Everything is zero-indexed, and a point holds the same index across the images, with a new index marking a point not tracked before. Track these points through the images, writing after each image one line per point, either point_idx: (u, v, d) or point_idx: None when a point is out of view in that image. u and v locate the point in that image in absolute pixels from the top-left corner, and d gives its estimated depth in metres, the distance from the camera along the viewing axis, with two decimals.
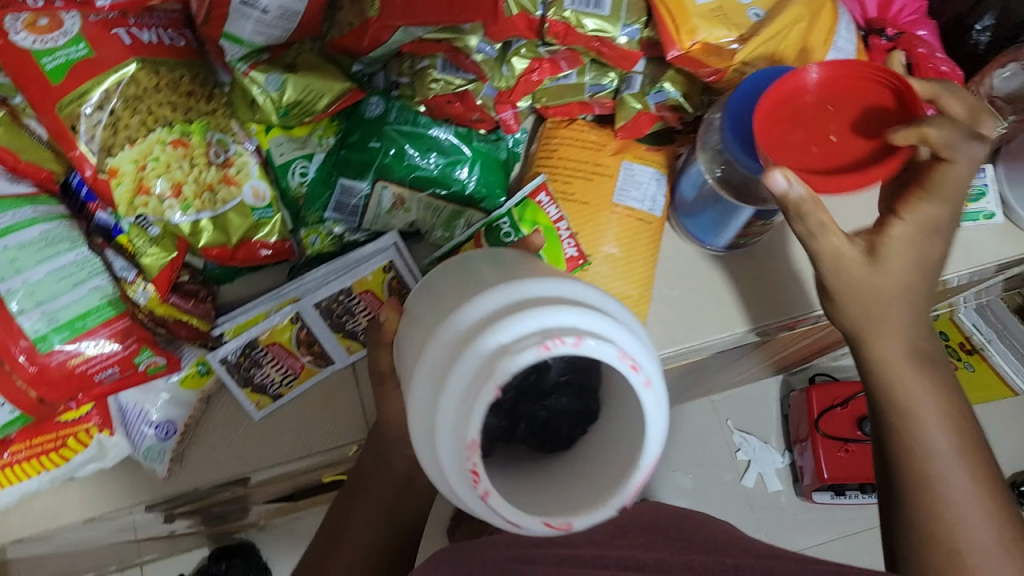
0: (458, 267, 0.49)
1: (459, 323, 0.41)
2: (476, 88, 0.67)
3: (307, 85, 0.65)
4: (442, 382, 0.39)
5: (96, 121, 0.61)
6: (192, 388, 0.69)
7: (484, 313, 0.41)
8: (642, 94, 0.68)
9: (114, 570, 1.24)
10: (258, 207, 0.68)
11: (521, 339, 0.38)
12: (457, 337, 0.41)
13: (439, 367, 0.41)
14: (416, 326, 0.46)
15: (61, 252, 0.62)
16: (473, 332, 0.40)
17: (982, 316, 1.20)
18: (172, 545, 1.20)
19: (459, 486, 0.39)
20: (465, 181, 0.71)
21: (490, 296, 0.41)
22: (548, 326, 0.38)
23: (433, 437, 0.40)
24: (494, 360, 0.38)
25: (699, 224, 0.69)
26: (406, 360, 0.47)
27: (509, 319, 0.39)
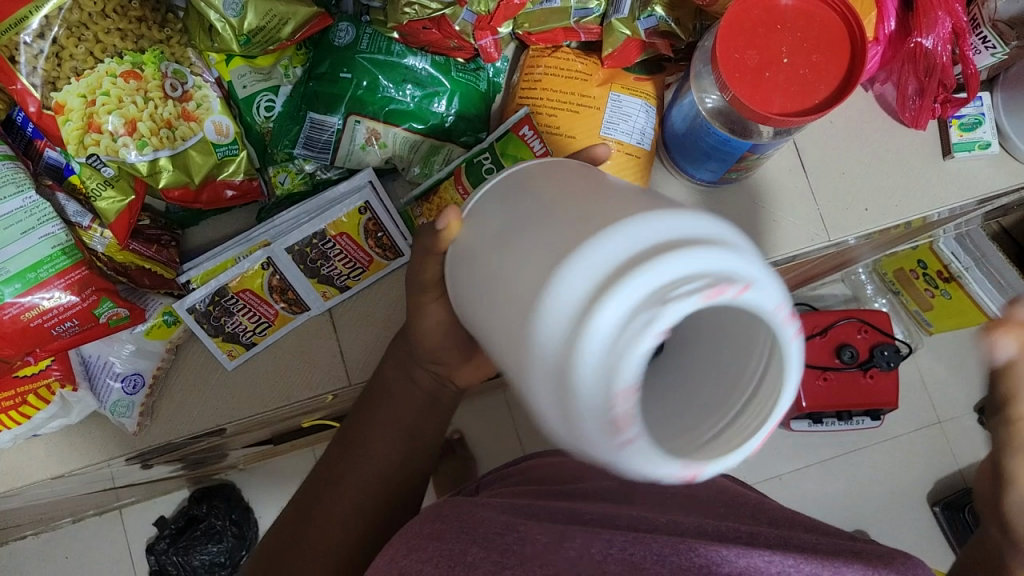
0: (534, 188, 0.42)
1: (594, 250, 0.32)
2: (453, 13, 0.62)
3: (269, 10, 0.60)
4: (578, 315, 0.31)
5: (37, 51, 0.55)
6: (159, 339, 0.66)
7: (622, 241, 0.32)
8: (631, 19, 0.62)
9: (91, 514, 1.22)
10: (222, 143, 0.64)
11: (679, 283, 0.30)
12: (591, 262, 0.32)
13: (571, 300, 0.31)
14: (516, 251, 0.37)
15: (7, 197, 0.56)
16: (617, 264, 0.31)
17: (961, 244, 1.03)
18: (150, 489, 1.18)
19: (592, 435, 0.31)
20: (443, 114, 0.67)
21: (628, 225, 0.32)
22: (713, 268, 0.30)
23: (559, 379, 0.31)
24: (653, 300, 0.29)
25: (689, 158, 0.65)
26: (496, 281, 0.38)
27: (663, 255, 0.30)
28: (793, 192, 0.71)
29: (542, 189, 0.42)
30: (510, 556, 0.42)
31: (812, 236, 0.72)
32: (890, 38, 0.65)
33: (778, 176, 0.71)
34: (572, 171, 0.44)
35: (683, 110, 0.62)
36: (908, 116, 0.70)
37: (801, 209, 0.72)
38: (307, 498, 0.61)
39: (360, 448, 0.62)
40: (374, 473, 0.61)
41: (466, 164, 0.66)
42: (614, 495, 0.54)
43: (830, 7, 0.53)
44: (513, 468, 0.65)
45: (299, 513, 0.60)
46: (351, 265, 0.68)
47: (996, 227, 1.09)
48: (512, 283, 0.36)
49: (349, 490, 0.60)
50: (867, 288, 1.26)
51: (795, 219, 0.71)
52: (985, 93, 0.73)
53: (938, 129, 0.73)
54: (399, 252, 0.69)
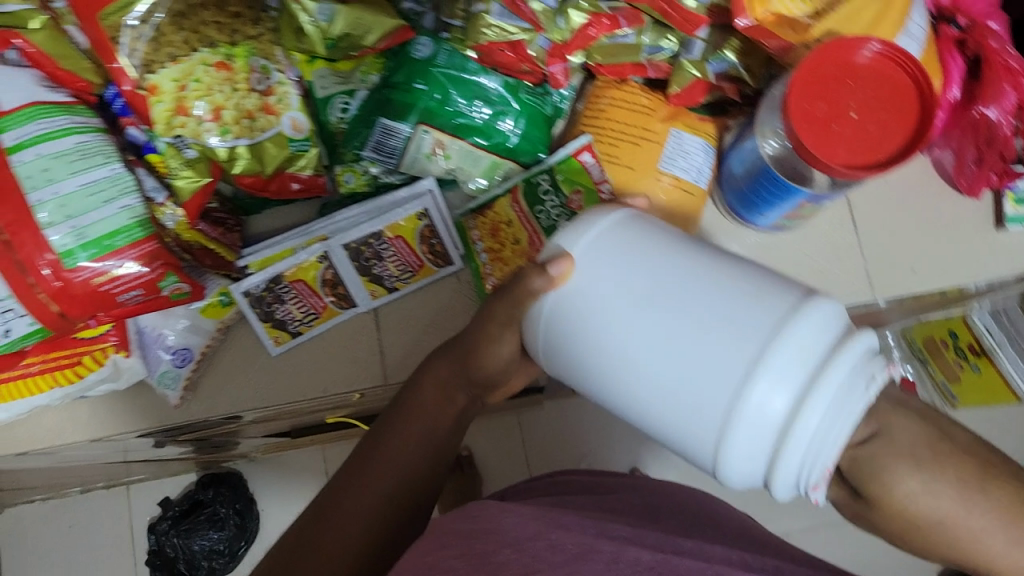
0: (667, 252, 0.49)
1: (800, 337, 0.42)
2: (530, 39, 0.65)
3: (357, 19, 0.64)
4: (809, 383, 0.41)
5: (139, 35, 0.60)
6: (213, 317, 0.68)
7: (820, 328, 0.42)
8: (702, 61, 0.65)
9: (100, 486, 1.24)
10: (295, 138, 0.66)
11: (866, 364, 0.41)
12: (805, 347, 0.41)
13: (800, 373, 0.41)
14: (697, 320, 0.45)
15: (95, 166, 0.60)
16: (830, 351, 0.41)
17: (997, 319, 1.01)
18: (162, 467, 1.20)
19: (804, 480, 0.41)
20: (508, 132, 0.69)
21: (817, 311, 0.43)
22: (874, 342, 0.43)
23: (788, 441, 0.41)
24: (859, 376, 0.41)
25: (744, 201, 0.66)
26: (670, 343, 0.45)
27: (852, 341, 0.41)
28: (839, 247, 0.73)
29: (671, 257, 0.49)
30: (541, 561, 0.43)
31: (856, 292, 0.73)
32: (953, 105, 0.67)
33: (828, 229, 0.73)
34: (646, 226, 0.51)
35: (744, 154, 0.64)
36: (964, 184, 0.71)
37: (848, 264, 0.73)
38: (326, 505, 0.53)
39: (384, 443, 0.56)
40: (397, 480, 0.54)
41: (524, 183, 0.69)
42: (642, 520, 0.55)
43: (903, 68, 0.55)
44: (539, 483, 0.66)
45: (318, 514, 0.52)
46: (402, 268, 0.70)
47: None
48: (705, 350, 0.44)
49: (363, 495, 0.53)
50: (896, 353, 1.26)
51: (841, 273, 0.73)
52: None
53: (991, 200, 0.74)
54: (449, 261, 0.71)
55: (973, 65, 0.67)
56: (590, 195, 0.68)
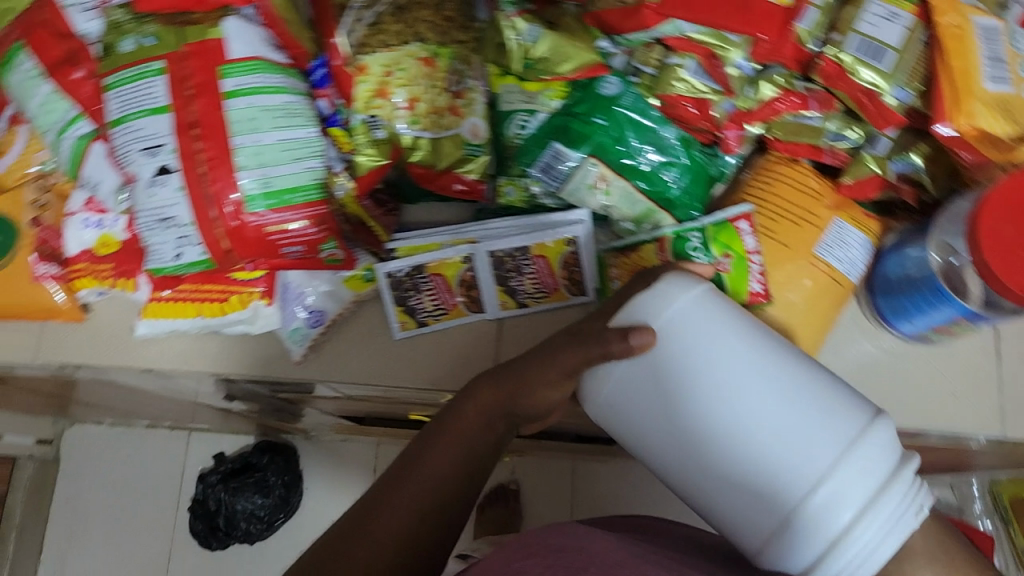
0: (738, 341, 0.51)
1: (863, 456, 0.47)
2: (717, 99, 0.66)
3: (559, 46, 0.66)
4: (866, 502, 0.46)
5: (359, 18, 0.66)
6: (353, 289, 0.72)
7: (881, 451, 0.47)
8: (885, 159, 0.66)
9: (165, 426, 1.29)
10: (471, 143, 0.70)
11: (909, 489, 0.48)
12: (867, 468, 0.46)
13: (861, 488, 0.46)
14: (764, 419, 0.48)
15: (296, 126, 0.65)
16: (886, 473, 0.47)
17: None
18: (226, 423, 1.24)
19: None
20: (669, 183, 0.71)
21: (879, 433, 0.48)
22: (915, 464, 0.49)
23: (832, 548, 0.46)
24: (904, 500, 0.47)
25: (894, 304, 0.67)
26: (734, 435, 0.49)
27: (903, 469, 0.48)
28: (974, 376, 0.72)
29: (745, 346, 0.51)
30: None
31: (982, 424, 0.71)
32: None
33: (965, 351, 0.72)
34: (720, 310, 0.53)
35: (905, 261, 0.65)
36: None
37: (977, 391, 0.71)
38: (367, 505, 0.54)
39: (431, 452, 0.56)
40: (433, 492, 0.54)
41: (675, 235, 0.70)
42: None
43: None
44: (620, 524, 0.67)
45: (357, 516, 0.53)
46: (538, 287, 0.72)
47: None
48: (774, 448, 0.48)
49: (401, 499, 0.53)
50: (975, 503, 1.19)
51: (967, 396, 0.72)
52: None
53: None
54: (582, 291, 0.73)
55: None
56: (740, 264, 0.68)
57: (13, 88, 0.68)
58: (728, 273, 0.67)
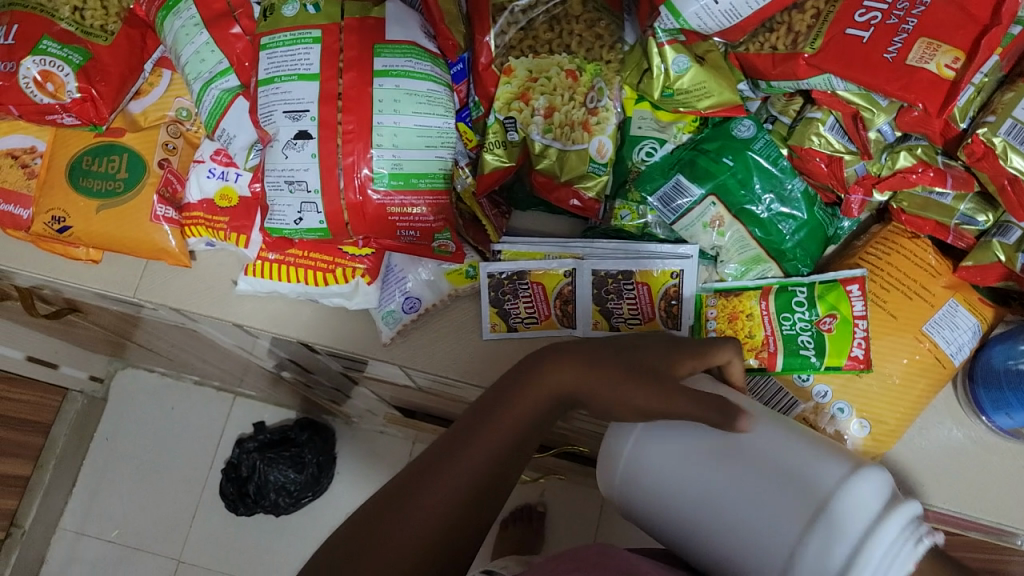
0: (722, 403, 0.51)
1: (841, 496, 0.44)
2: (851, 160, 0.67)
3: (702, 81, 0.66)
4: (855, 546, 0.41)
5: (514, 21, 0.67)
6: (453, 283, 0.72)
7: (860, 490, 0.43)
8: (1014, 249, 0.63)
9: (215, 385, 1.31)
10: (596, 161, 0.69)
11: (899, 536, 0.42)
12: (851, 511, 0.43)
13: (850, 529, 0.42)
14: (735, 479, 0.47)
15: (434, 115, 0.66)
16: (878, 519, 0.42)
17: None
18: (275, 393, 1.25)
19: None
20: (784, 235, 0.70)
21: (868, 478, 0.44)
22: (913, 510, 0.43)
23: None
24: (887, 537, 0.41)
25: (995, 396, 0.66)
26: (714, 498, 0.48)
27: (888, 513, 0.42)
28: None
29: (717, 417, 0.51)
30: None
31: None
32: None
33: None
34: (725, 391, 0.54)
35: (1015, 353, 0.64)
36: None
37: None
38: (413, 476, 0.50)
39: (484, 420, 0.51)
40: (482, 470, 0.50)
41: (780, 287, 0.70)
42: None
43: None
44: None
45: (402, 489, 0.49)
46: (635, 314, 0.72)
47: None
48: (761, 509, 0.46)
49: (451, 475, 0.49)
50: None
51: None
52: None
53: None
54: (678, 327, 0.71)
55: None
56: (845, 327, 0.67)
57: (167, 32, 0.70)
58: (830, 333, 0.67)
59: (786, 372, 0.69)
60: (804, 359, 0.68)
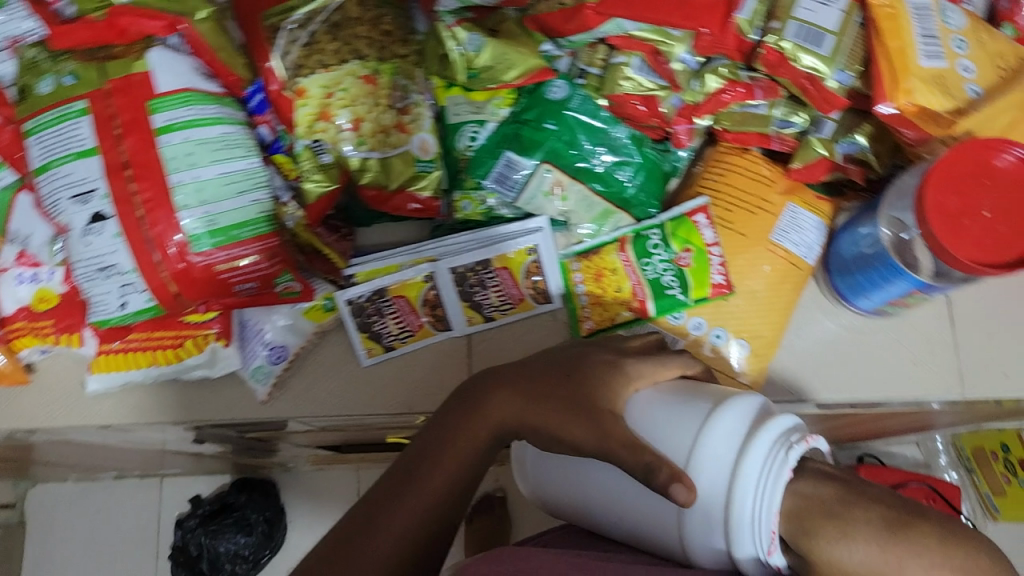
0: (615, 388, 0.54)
1: (710, 438, 0.46)
2: (664, 95, 0.67)
3: (502, 53, 0.65)
4: (733, 478, 0.44)
5: (294, 39, 0.64)
6: (313, 320, 0.69)
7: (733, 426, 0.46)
8: (831, 142, 0.66)
9: (135, 475, 1.24)
10: (421, 159, 0.68)
11: (771, 452, 0.44)
12: (722, 447, 0.45)
13: (723, 467, 0.45)
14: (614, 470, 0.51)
15: (235, 157, 0.62)
16: (749, 445, 0.45)
17: None
18: (198, 465, 1.19)
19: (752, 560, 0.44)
20: (624, 183, 0.71)
21: (730, 411, 0.47)
22: (784, 422, 0.46)
23: (725, 528, 0.44)
24: (759, 458, 0.44)
25: (853, 282, 0.68)
26: (596, 492, 0.52)
27: (757, 436, 0.45)
28: (936, 343, 0.73)
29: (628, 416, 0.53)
30: None
31: (946, 388, 0.72)
32: None
33: (927, 320, 0.73)
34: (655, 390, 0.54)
35: (857, 238, 0.66)
36: None
37: (942, 358, 0.72)
38: (374, 507, 0.53)
39: (433, 458, 0.54)
40: (435, 502, 0.53)
41: (634, 235, 0.70)
42: None
43: None
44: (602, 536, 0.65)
45: (363, 521, 0.52)
46: (503, 299, 0.71)
47: None
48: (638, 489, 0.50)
49: (413, 504, 0.53)
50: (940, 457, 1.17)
51: (935, 364, 0.72)
52: None
53: None
54: (548, 299, 0.71)
55: None
56: (701, 256, 0.68)
57: None
58: (692, 265, 0.68)
59: (660, 315, 0.69)
60: (674, 298, 0.69)
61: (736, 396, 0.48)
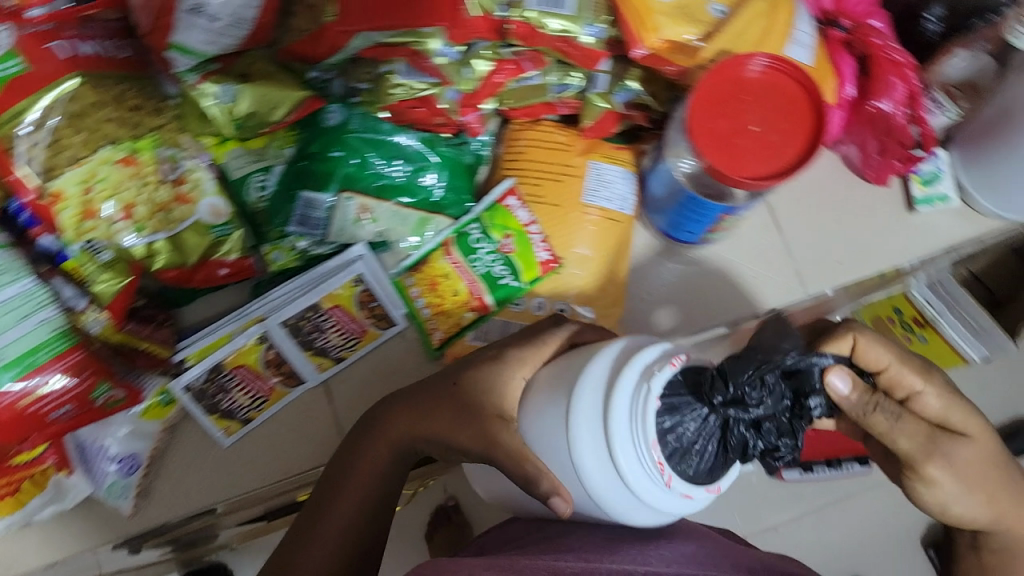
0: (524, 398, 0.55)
1: (582, 407, 0.46)
2: (439, 92, 0.66)
3: (262, 95, 0.63)
4: (608, 435, 0.44)
5: (35, 141, 0.59)
6: (156, 418, 0.66)
7: (596, 387, 0.46)
8: (608, 94, 0.67)
9: None
10: (216, 224, 0.65)
11: (633, 395, 0.44)
12: (592, 412, 0.46)
13: (599, 429, 0.45)
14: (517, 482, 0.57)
15: (3, 285, 0.57)
16: (613, 398, 0.45)
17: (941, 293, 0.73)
18: None
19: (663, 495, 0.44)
20: (430, 187, 0.69)
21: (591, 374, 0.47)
22: (642, 359, 0.46)
23: (625, 482, 0.44)
24: (625, 406, 0.44)
25: (669, 219, 0.69)
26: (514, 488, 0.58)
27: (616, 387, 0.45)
28: (768, 251, 0.75)
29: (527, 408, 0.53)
30: None
31: (787, 291, 0.74)
32: (850, 103, 0.71)
33: (752, 234, 0.75)
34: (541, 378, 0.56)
35: (659, 177, 0.67)
36: (872, 174, 0.75)
37: (777, 263, 0.75)
38: (287, 551, 0.55)
39: (342, 483, 0.57)
40: (348, 525, 0.55)
41: (456, 235, 0.69)
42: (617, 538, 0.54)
43: (789, 76, 0.56)
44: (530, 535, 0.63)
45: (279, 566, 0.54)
46: (345, 336, 0.69)
47: None
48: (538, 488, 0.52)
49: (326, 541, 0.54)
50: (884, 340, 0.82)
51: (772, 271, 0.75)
52: (942, 148, 0.75)
53: (900, 186, 0.77)
54: (392, 321, 0.70)
55: (862, 63, 0.70)
56: (522, 238, 0.68)
57: None
58: (516, 249, 0.67)
59: (502, 306, 0.69)
60: (508, 286, 0.68)
61: (601, 356, 0.48)
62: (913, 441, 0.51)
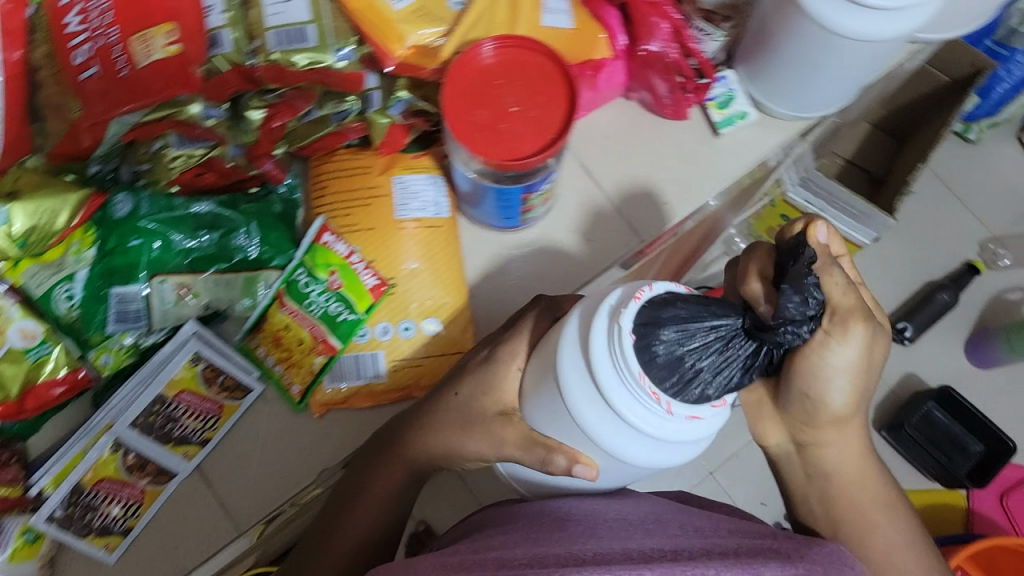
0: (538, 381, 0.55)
1: (568, 364, 0.43)
2: (219, 153, 0.66)
3: (36, 207, 0.61)
4: (601, 384, 0.40)
5: None
6: (27, 558, 0.63)
7: (576, 341, 0.43)
8: (385, 109, 0.67)
9: None
10: (31, 347, 0.62)
11: (613, 334, 0.41)
12: (577, 367, 0.42)
13: (588, 381, 0.41)
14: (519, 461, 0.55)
15: None
16: (594, 347, 0.41)
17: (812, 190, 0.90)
18: None
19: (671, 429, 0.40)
20: (245, 247, 0.68)
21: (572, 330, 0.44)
22: (611, 305, 0.42)
23: (627, 427, 0.41)
24: (605, 351, 0.41)
25: (485, 209, 0.69)
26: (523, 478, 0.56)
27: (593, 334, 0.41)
28: (596, 211, 0.76)
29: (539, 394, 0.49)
30: None
31: (624, 244, 0.76)
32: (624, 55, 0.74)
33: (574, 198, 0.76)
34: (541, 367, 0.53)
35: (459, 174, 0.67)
36: (670, 112, 0.77)
37: (608, 218, 0.76)
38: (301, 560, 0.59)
39: (354, 504, 0.60)
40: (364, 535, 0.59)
41: (286, 285, 0.69)
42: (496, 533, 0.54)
43: (534, 51, 0.58)
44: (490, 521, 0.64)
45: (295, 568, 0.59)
46: (202, 418, 0.68)
47: (841, 161, 1.07)
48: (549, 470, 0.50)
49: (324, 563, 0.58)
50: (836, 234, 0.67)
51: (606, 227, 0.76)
52: (727, 70, 0.79)
53: (700, 115, 0.79)
54: (246, 387, 0.70)
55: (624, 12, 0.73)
56: (346, 271, 0.67)
57: None
58: (344, 283, 0.67)
59: (349, 343, 0.68)
60: (348, 321, 0.67)
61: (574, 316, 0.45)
62: (844, 298, 0.51)
